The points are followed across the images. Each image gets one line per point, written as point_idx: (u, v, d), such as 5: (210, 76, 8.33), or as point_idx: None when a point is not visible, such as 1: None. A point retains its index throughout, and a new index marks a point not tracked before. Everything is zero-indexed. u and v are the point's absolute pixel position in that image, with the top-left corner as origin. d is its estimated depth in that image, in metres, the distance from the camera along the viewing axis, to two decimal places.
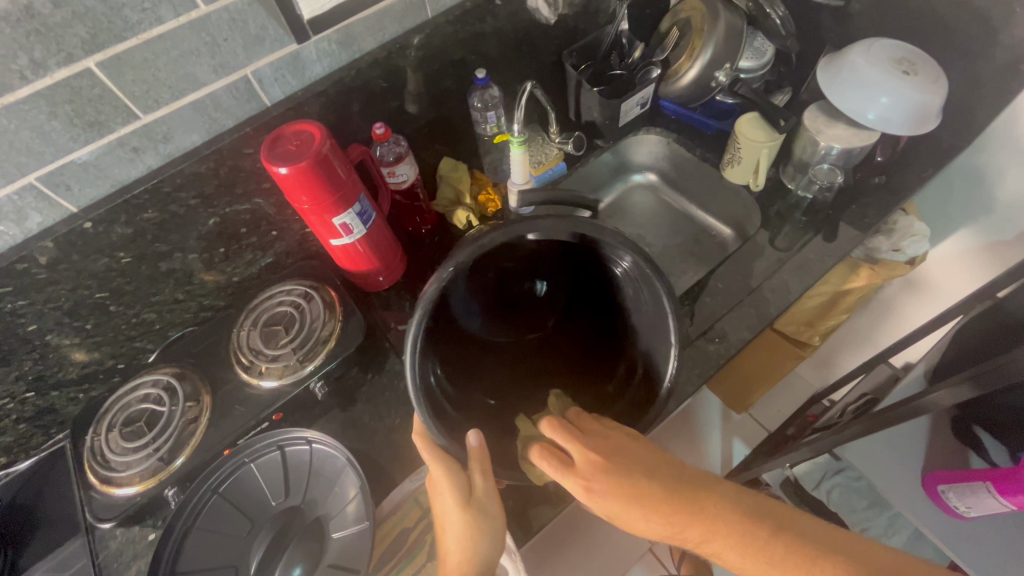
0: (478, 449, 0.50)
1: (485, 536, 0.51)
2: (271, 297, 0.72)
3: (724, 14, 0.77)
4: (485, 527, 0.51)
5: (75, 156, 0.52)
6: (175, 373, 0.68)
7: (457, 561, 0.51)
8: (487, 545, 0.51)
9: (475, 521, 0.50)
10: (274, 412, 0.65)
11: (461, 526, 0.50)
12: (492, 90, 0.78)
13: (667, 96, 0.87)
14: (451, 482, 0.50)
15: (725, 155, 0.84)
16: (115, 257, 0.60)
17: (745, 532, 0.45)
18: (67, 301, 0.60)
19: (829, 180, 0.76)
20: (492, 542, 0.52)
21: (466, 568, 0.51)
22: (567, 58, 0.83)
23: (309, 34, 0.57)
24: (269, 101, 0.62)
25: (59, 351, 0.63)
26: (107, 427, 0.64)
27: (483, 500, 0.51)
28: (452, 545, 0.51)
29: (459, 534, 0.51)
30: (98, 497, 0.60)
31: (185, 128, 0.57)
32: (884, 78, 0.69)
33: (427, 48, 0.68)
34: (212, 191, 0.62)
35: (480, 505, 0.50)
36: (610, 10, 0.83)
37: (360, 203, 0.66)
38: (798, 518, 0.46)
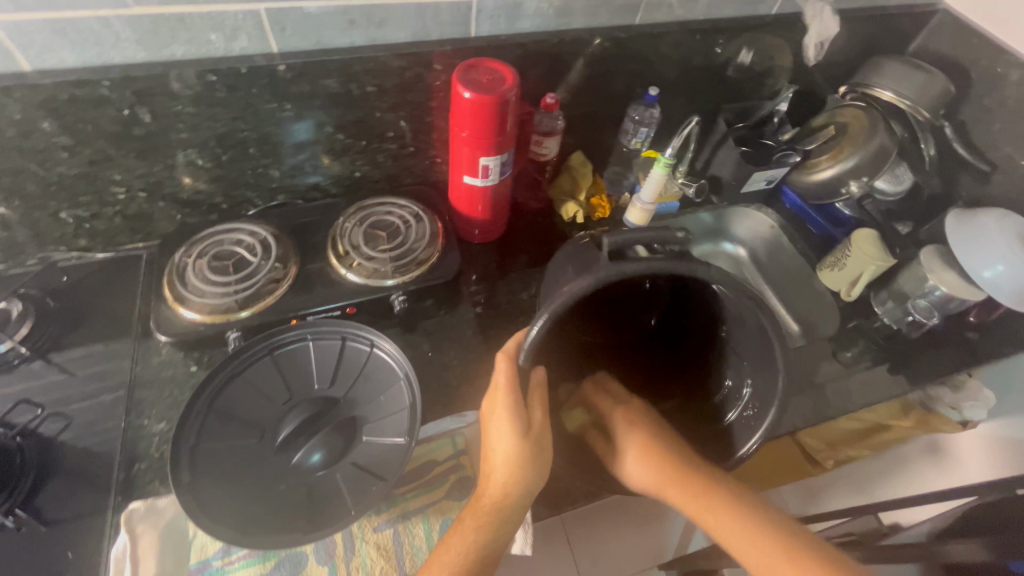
0: (541, 385, 0.53)
1: (530, 469, 0.51)
2: (382, 205, 0.75)
3: (881, 134, 0.81)
4: (534, 464, 0.52)
5: (305, 5, 0.55)
6: (273, 233, 0.70)
7: (497, 488, 0.52)
8: (529, 477, 0.51)
9: (527, 456, 0.51)
10: (349, 305, 0.66)
11: (510, 460, 0.51)
12: (654, 110, 0.81)
13: (794, 184, 0.91)
14: (511, 415, 0.51)
15: (828, 258, 0.87)
16: (282, 107, 0.63)
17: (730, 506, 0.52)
18: (223, 126, 0.62)
19: (925, 316, 0.79)
20: (533, 479, 0.52)
21: (506, 492, 0.52)
22: (723, 113, 0.88)
23: None
24: (474, 34, 0.65)
25: (187, 167, 0.65)
26: (197, 253, 0.66)
27: (539, 436, 0.52)
28: (495, 473, 0.52)
29: (506, 462, 0.51)
30: (167, 311, 0.62)
31: (399, 24, 0.61)
32: (1009, 248, 0.72)
33: (622, 48, 0.72)
34: (389, 87, 0.65)
35: (535, 444, 0.52)
36: (776, 89, 0.89)
37: (507, 155, 0.68)
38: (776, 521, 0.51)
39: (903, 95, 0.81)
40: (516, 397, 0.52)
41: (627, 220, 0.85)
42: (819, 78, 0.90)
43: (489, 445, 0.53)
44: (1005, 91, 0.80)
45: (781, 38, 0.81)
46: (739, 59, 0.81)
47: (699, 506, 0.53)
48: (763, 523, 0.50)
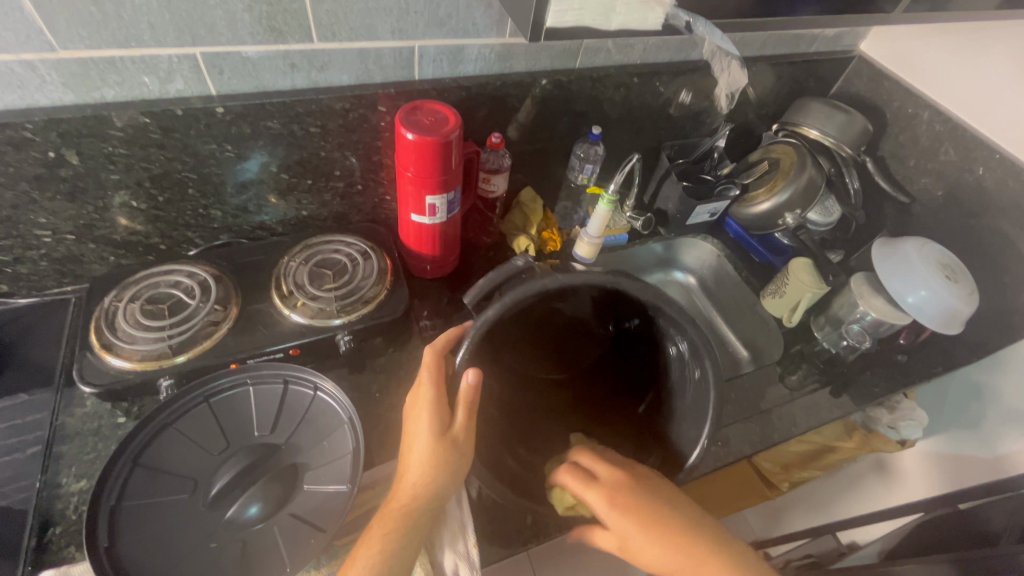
0: (470, 389, 0.50)
1: (445, 471, 0.50)
2: (329, 243, 0.74)
3: (810, 168, 0.86)
4: (450, 466, 0.50)
5: (243, 49, 0.56)
6: (213, 273, 0.68)
7: (409, 489, 0.50)
8: (445, 480, 0.50)
9: (446, 457, 0.50)
10: (292, 347, 0.65)
11: (428, 459, 0.50)
12: (598, 147, 0.83)
13: (734, 216, 0.96)
14: (431, 413, 0.51)
15: (770, 286, 0.90)
16: (221, 147, 0.62)
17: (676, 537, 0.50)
18: (158, 167, 0.61)
19: (857, 341, 0.83)
20: (448, 481, 0.50)
21: (414, 496, 0.50)
22: (665, 148, 0.91)
23: (481, 33, 0.64)
24: (418, 77, 0.67)
25: (119, 208, 0.63)
26: (129, 297, 0.63)
27: (460, 441, 0.51)
28: (410, 470, 0.51)
29: (424, 462, 0.50)
30: (93, 359, 0.59)
31: (341, 68, 0.62)
32: (930, 274, 0.76)
33: (564, 90, 0.75)
34: (333, 128, 0.66)
35: (453, 445, 0.51)
36: (713, 125, 0.93)
37: (453, 193, 0.69)
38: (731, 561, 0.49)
39: (827, 133, 0.89)
40: (439, 395, 0.52)
41: (577, 253, 0.86)
42: (753, 116, 0.95)
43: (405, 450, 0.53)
44: (918, 130, 0.87)
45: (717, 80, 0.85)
46: (679, 99, 0.85)
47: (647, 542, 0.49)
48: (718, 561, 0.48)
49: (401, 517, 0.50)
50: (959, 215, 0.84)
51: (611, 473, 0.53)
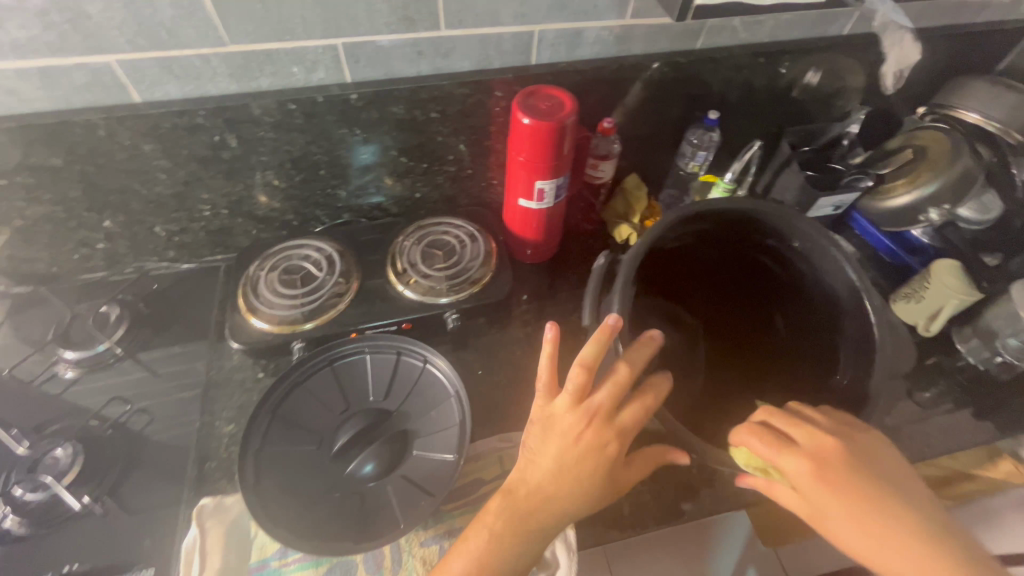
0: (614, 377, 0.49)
1: (587, 471, 0.49)
2: (439, 224, 0.78)
3: (965, 157, 0.76)
4: (595, 463, 0.49)
5: (378, 39, 0.59)
6: (337, 249, 0.74)
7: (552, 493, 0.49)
8: (583, 487, 0.49)
9: (591, 455, 0.49)
10: (404, 321, 0.69)
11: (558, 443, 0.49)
12: (713, 134, 0.79)
13: (864, 209, 0.86)
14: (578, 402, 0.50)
15: (903, 290, 0.81)
16: (353, 132, 0.67)
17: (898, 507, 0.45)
18: (299, 150, 0.67)
19: (1015, 358, 0.72)
20: (589, 481, 0.49)
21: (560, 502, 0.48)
22: (787, 136, 0.85)
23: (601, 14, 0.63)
24: (535, 62, 0.67)
25: (264, 187, 0.71)
26: (269, 266, 0.71)
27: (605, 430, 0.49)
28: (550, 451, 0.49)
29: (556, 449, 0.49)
30: (239, 321, 0.67)
31: (464, 54, 0.63)
32: None
33: (681, 72, 0.72)
34: (451, 113, 0.68)
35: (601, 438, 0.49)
36: (846, 108, 0.84)
37: (562, 178, 0.69)
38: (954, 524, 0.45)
39: (990, 117, 0.78)
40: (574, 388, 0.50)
41: None
42: (895, 98, 0.85)
43: (541, 445, 0.50)
44: None
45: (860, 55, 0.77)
46: (807, 79, 0.78)
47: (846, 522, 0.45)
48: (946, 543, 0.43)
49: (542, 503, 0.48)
50: None
51: (861, 479, 0.46)
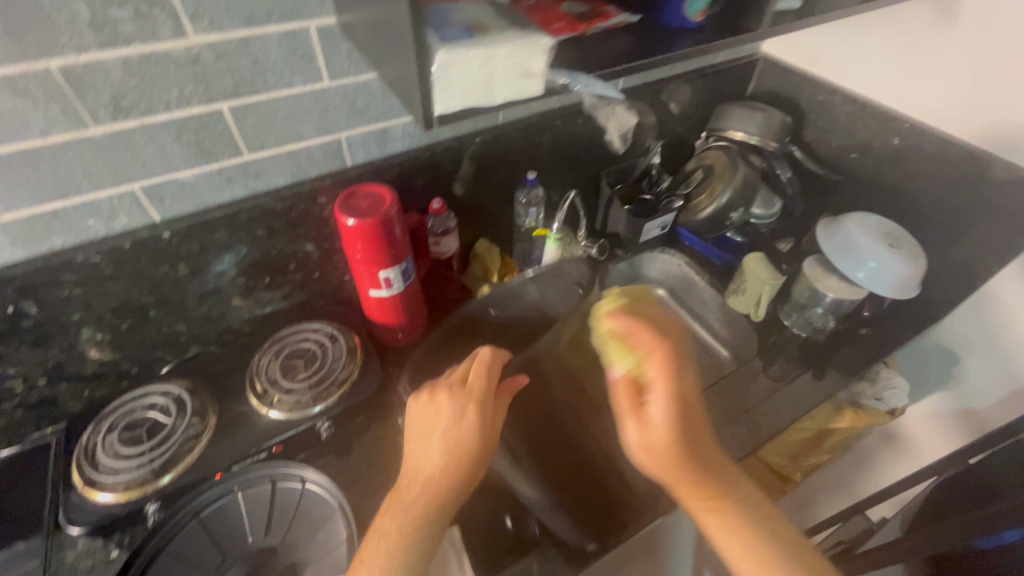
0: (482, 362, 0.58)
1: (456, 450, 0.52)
2: (297, 333, 0.76)
3: (742, 168, 0.91)
4: (460, 450, 0.52)
5: (178, 175, 0.59)
6: (187, 388, 0.69)
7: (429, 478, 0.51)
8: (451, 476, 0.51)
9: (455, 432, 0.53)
10: (274, 444, 0.65)
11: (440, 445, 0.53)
12: (538, 191, 0.87)
13: (685, 224, 0.98)
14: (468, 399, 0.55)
15: (731, 285, 0.93)
16: (175, 267, 0.64)
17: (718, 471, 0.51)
18: (116, 298, 0.63)
19: (822, 322, 0.86)
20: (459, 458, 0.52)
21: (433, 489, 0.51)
22: (604, 177, 0.96)
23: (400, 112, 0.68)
24: (351, 163, 0.70)
25: (85, 344, 0.65)
26: (106, 428, 0.65)
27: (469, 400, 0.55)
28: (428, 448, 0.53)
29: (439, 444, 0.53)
30: (76, 499, 0.59)
31: (276, 171, 0.65)
32: (875, 247, 0.79)
33: (492, 145, 0.80)
34: (279, 226, 0.69)
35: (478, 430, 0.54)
36: (645, 146, 0.98)
37: (405, 262, 0.72)
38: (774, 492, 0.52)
39: (750, 133, 0.94)
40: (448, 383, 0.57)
41: None
42: (680, 129, 1.00)
43: (416, 440, 0.54)
44: (833, 113, 0.92)
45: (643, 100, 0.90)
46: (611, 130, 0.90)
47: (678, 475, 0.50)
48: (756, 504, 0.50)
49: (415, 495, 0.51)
50: (889, 184, 0.88)
51: (692, 419, 0.52)
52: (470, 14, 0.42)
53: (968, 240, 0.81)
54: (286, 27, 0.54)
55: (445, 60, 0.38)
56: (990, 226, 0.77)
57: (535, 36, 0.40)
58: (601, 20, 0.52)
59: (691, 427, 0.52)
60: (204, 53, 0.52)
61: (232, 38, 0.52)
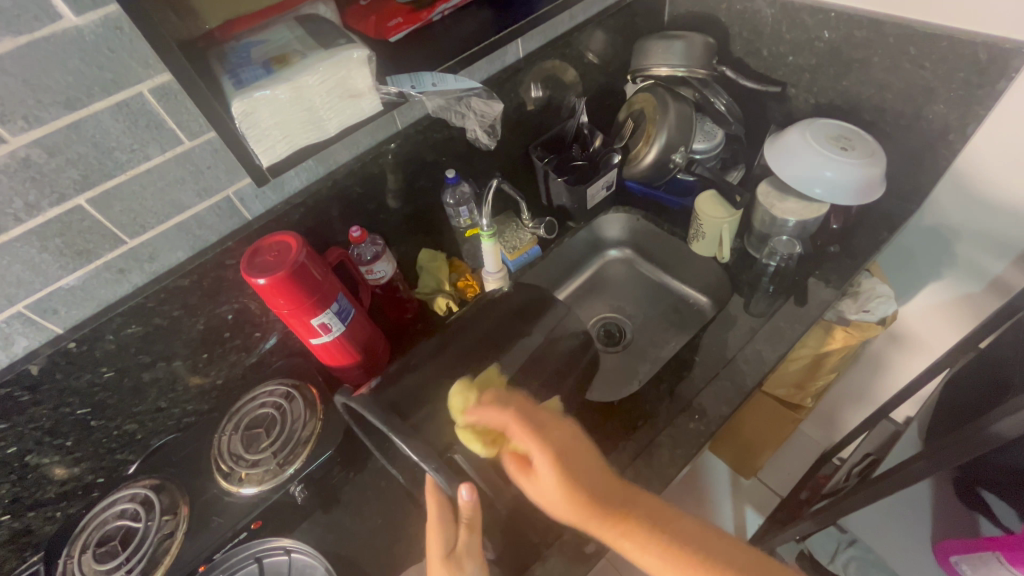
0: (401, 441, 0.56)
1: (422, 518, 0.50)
2: (253, 399, 0.73)
3: (672, 105, 0.85)
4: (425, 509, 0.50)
5: (62, 282, 0.55)
6: (154, 485, 0.67)
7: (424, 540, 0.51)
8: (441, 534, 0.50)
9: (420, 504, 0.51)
10: (252, 520, 0.63)
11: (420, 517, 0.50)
12: (463, 187, 0.82)
13: (631, 176, 0.92)
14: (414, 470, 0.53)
15: (691, 230, 0.87)
16: (99, 372, 0.61)
17: (670, 542, 0.46)
18: (48, 420, 0.60)
19: (789, 250, 0.78)
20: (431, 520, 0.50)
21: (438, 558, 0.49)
22: (532, 151, 0.90)
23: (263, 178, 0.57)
24: (250, 216, 0.66)
25: (38, 470, 0.63)
26: (80, 548, 0.63)
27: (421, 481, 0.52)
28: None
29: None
30: None
31: (170, 248, 0.61)
32: (826, 155, 0.73)
33: (402, 153, 0.74)
34: (196, 301, 0.65)
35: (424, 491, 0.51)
36: (569, 105, 0.92)
37: (338, 302, 0.68)
38: (667, 515, 0.49)
39: (675, 65, 0.85)
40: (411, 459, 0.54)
41: (490, 294, 0.84)
42: (602, 79, 0.94)
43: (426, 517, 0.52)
44: (755, 21, 0.84)
45: (553, 58, 0.83)
46: (531, 95, 0.84)
47: (641, 554, 0.46)
48: (685, 545, 0.46)
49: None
50: (829, 83, 0.81)
51: (577, 466, 0.50)
52: (276, 50, 0.51)
53: (926, 121, 0.74)
54: (115, 98, 0.49)
55: (253, 100, 0.46)
56: (944, 101, 0.71)
57: (346, 51, 0.48)
58: (440, 2, 0.64)
59: (583, 467, 0.50)
60: (32, 153, 0.47)
61: (57, 127, 0.47)
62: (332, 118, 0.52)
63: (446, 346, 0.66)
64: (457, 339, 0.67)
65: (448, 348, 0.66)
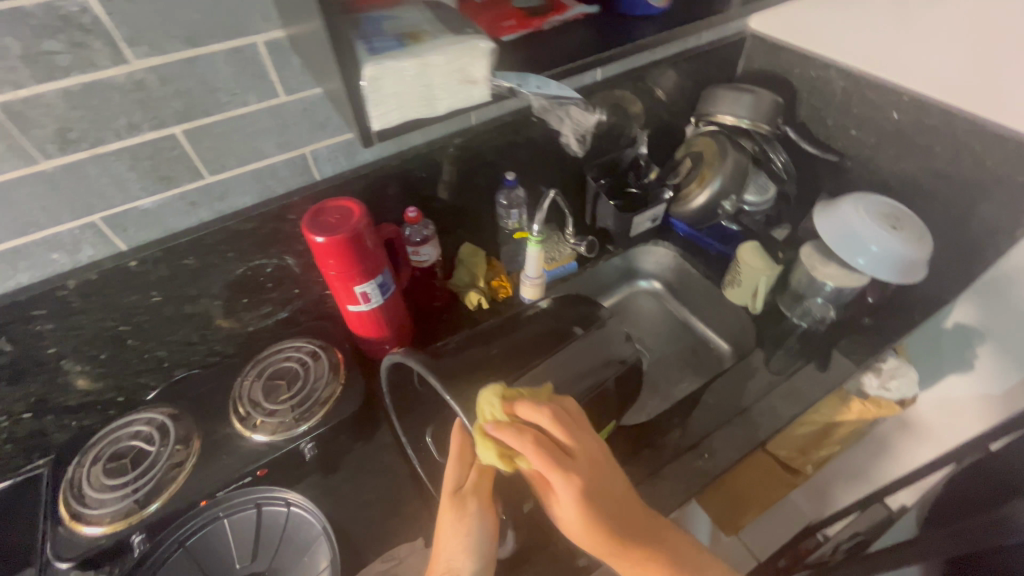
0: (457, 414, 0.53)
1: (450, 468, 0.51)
2: (279, 351, 0.75)
3: (732, 154, 0.87)
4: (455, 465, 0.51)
5: (138, 203, 0.58)
6: (171, 414, 0.69)
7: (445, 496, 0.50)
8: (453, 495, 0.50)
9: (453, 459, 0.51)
10: (258, 467, 0.65)
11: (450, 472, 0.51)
12: (518, 191, 0.85)
13: (677, 215, 0.94)
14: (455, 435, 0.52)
15: (727, 276, 0.89)
16: (147, 295, 0.64)
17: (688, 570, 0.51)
18: (91, 330, 0.62)
19: (823, 312, 0.83)
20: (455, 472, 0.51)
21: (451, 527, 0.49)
22: (588, 171, 0.93)
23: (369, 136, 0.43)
24: (318, 176, 0.68)
25: (67, 376, 0.65)
26: (91, 460, 0.64)
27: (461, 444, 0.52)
28: (444, 534, 0.49)
29: (449, 525, 0.49)
30: (63, 533, 0.59)
31: (241, 191, 0.64)
32: (874, 231, 0.75)
33: (469, 147, 0.77)
34: (250, 247, 0.67)
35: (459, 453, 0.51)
36: (631, 135, 0.94)
37: (382, 275, 0.70)
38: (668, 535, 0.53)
39: (740, 116, 0.87)
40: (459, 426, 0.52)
41: (524, 296, 0.86)
42: (666, 116, 0.97)
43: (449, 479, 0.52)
44: (825, 90, 0.87)
45: (624, 88, 0.86)
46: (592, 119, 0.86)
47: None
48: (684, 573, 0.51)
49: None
50: (887, 162, 0.83)
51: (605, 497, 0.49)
52: (407, 27, 0.44)
53: (977, 217, 0.76)
54: (232, 44, 0.52)
55: (384, 69, 0.38)
56: (998, 201, 0.73)
57: (473, 40, 0.42)
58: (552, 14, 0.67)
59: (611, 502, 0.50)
60: (148, 79, 0.50)
61: (176, 59, 0.51)
62: (445, 99, 0.44)
63: (495, 340, 0.62)
64: (495, 337, 0.63)
65: (485, 344, 0.61)
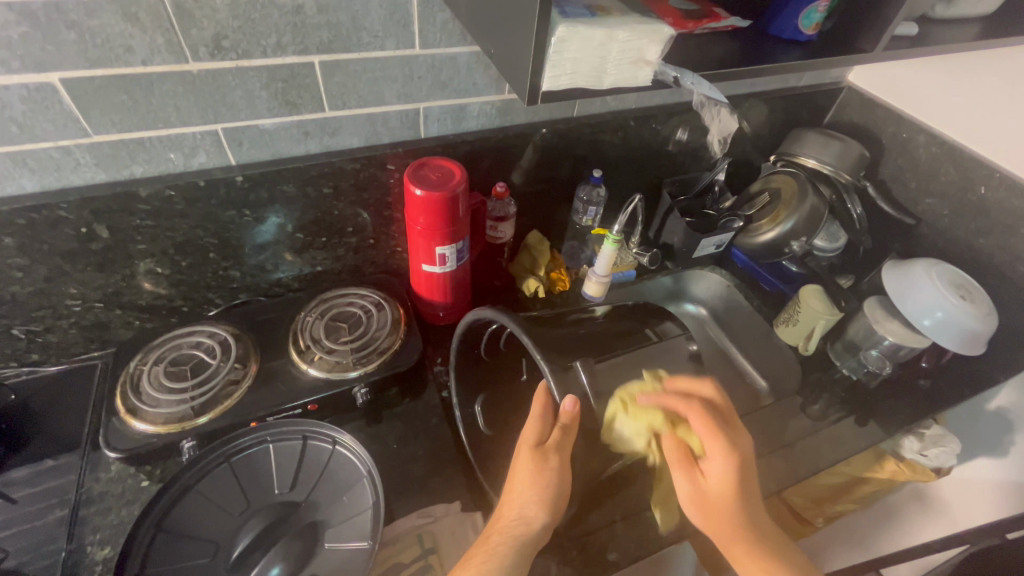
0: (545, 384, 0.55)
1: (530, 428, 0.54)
2: (344, 296, 0.76)
3: (811, 196, 0.88)
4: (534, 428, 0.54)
5: (260, 122, 0.59)
6: (233, 333, 0.70)
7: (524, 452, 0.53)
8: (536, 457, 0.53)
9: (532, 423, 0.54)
10: (310, 402, 0.66)
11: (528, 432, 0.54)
12: (599, 190, 0.86)
13: (740, 245, 0.96)
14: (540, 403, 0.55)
15: (783, 314, 0.90)
16: (241, 213, 0.65)
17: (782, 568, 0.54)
18: (182, 235, 0.64)
19: (878, 366, 0.82)
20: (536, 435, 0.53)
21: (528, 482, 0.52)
22: (666, 185, 0.94)
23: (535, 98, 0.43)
24: (423, 134, 0.70)
25: (146, 275, 0.66)
26: (153, 360, 0.65)
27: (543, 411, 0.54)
28: (519, 483, 0.52)
29: (528, 478, 0.52)
30: (117, 424, 0.60)
31: (351, 132, 0.65)
32: (943, 296, 0.75)
33: (565, 136, 0.79)
34: (345, 188, 0.69)
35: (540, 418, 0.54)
36: (712, 160, 0.96)
37: (462, 242, 0.71)
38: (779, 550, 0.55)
39: (825, 162, 0.90)
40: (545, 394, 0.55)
41: (586, 292, 0.87)
42: (750, 148, 0.98)
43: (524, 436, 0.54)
44: (914, 154, 0.88)
45: None
46: (677, 136, 0.88)
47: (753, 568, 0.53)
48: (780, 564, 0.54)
49: (514, 543, 0.51)
50: (964, 234, 0.84)
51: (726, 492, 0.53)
52: None
53: None
54: None
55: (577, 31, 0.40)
56: None
57: (657, 23, 0.43)
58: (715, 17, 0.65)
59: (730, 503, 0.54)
60: (307, 4, 0.52)
61: None
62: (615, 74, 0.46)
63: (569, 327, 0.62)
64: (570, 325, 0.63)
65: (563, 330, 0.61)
